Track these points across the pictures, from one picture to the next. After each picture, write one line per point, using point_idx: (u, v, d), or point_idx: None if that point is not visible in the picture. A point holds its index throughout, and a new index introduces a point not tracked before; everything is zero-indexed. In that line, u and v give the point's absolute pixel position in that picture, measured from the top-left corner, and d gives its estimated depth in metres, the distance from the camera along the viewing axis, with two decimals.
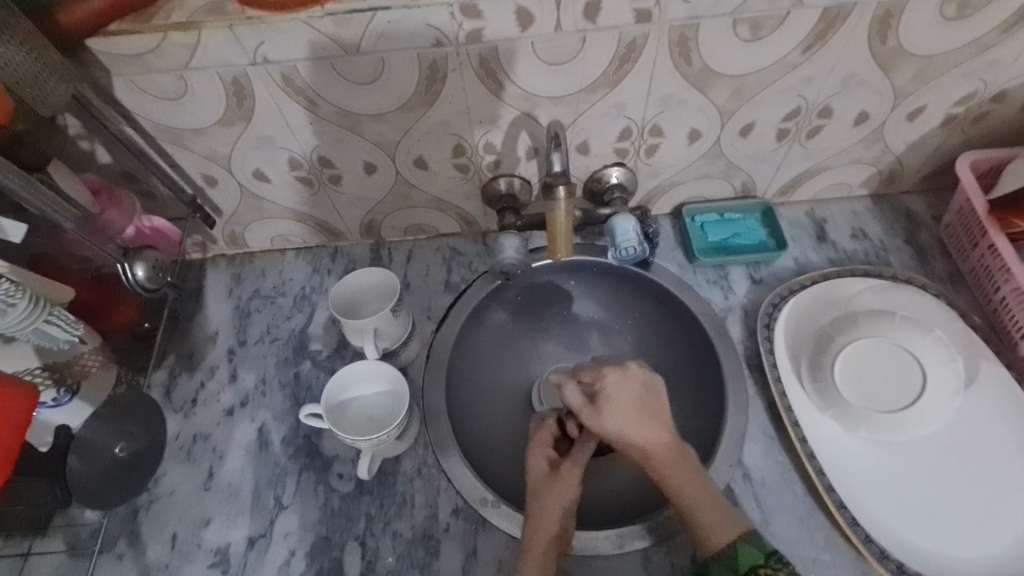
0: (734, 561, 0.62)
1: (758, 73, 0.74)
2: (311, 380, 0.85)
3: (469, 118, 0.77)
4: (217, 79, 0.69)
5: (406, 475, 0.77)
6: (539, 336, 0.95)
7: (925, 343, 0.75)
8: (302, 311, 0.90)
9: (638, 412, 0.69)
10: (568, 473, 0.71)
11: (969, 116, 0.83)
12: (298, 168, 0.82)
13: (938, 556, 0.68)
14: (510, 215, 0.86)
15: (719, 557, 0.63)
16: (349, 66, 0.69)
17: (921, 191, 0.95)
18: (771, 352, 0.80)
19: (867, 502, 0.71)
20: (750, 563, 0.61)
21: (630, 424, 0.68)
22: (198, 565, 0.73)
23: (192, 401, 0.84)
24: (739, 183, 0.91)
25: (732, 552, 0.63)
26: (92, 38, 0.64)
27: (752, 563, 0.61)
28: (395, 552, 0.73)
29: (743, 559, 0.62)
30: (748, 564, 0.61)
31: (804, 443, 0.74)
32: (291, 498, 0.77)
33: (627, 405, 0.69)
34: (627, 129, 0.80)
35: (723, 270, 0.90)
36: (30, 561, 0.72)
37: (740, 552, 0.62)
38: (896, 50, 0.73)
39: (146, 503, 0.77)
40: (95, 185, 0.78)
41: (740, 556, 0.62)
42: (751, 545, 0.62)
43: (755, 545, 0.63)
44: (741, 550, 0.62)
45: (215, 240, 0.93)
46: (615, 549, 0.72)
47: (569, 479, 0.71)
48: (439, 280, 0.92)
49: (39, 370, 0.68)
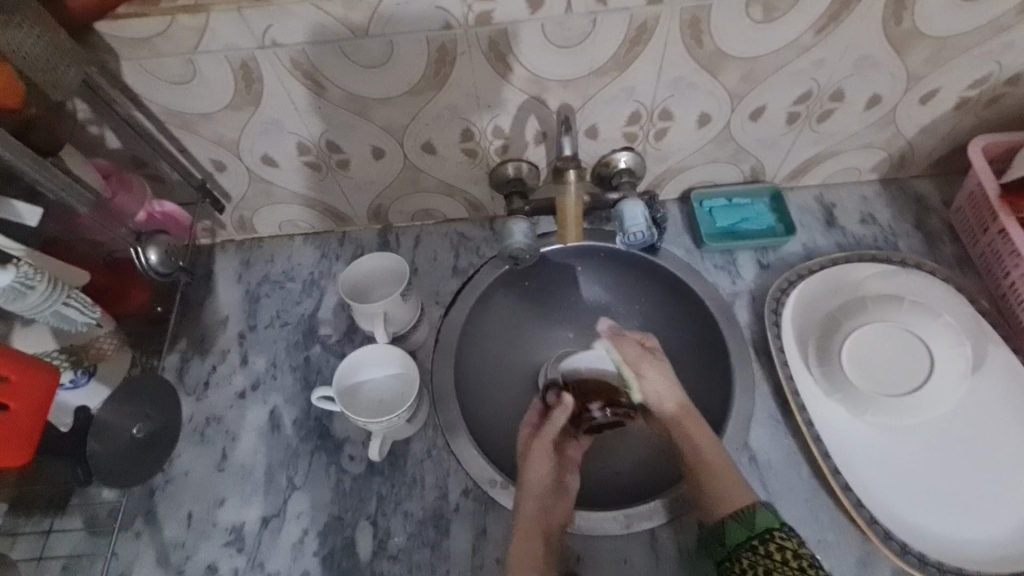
0: (752, 520, 0.64)
1: (769, 55, 0.74)
2: (321, 363, 0.85)
3: (478, 102, 0.76)
4: (226, 63, 0.69)
5: (415, 457, 0.78)
6: (544, 320, 0.95)
7: (933, 327, 0.75)
8: (312, 295, 0.91)
9: (671, 380, 0.76)
10: (541, 443, 0.74)
11: (982, 99, 0.82)
12: (307, 152, 0.82)
13: (940, 537, 0.68)
14: (518, 199, 0.86)
15: (741, 519, 0.64)
16: (358, 49, 0.68)
17: (932, 176, 0.94)
18: (778, 336, 0.80)
19: (872, 484, 0.72)
20: (765, 525, 0.63)
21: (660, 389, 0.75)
22: (214, 543, 0.74)
23: (205, 383, 0.84)
24: (748, 167, 0.91)
25: (751, 514, 0.64)
26: (100, 21, 0.64)
27: (767, 525, 0.63)
28: (406, 531, 0.74)
29: (760, 522, 0.63)
30: (764, 525, 0.63)
31: (811, 426, 0.75)
32: (303, 478, 0.77)
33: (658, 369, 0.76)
34: (637, 113, 0.80)
35: (730, 255, 0.90)
36: (51, 540, 0.71)
37: (758, 515, 0.64)
38: (910, 31, 0.73)
39: (162, 483, 0.78)
40: (105, 170, 0.78)
41: (757, 519, 0.64)
42: (767, 510, 0.64)
43: (771, 511, 0.64)
44: (758, 511, 0.64)
45: (224, 225, 0.94)
46: (622, 529, 0.72)
47: (543, 449, 0.74)
48: (446, 265, 0.92)
49: (57, 352, 0.70)
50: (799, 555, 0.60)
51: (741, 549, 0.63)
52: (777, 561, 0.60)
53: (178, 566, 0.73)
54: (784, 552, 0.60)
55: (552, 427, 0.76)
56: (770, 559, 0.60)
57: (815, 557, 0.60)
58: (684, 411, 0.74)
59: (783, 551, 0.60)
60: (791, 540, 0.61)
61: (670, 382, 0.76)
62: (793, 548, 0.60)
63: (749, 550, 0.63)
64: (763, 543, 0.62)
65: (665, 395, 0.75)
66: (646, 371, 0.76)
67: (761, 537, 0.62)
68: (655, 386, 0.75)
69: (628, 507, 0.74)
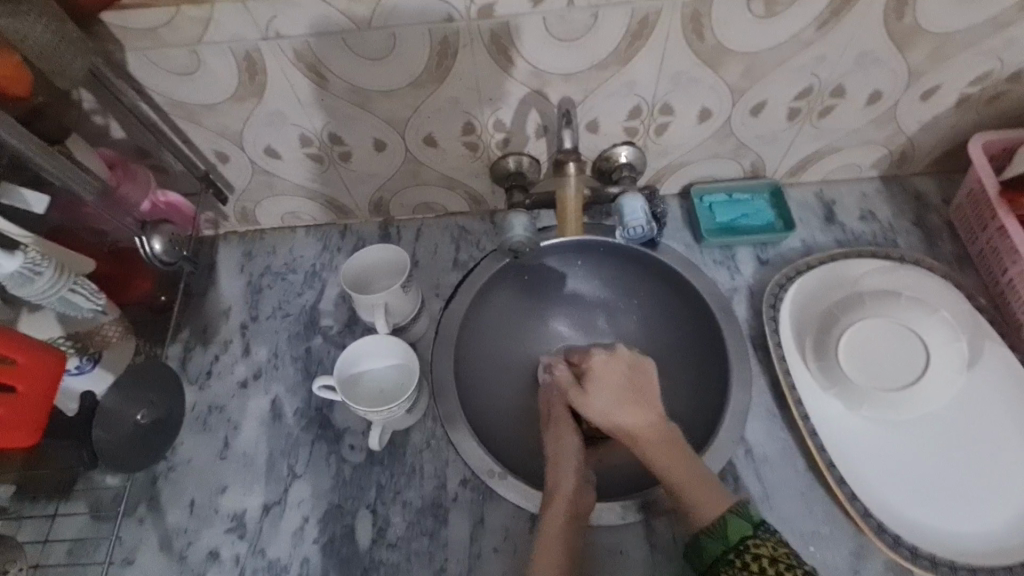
0: (725, 532, 0.64)
1: (770, 50, 0.74)
2: (322, 354, 0.86)
3: (480, 95, 0.77)
4: (230, 54, 0.70)
5: (415, 447, 0.79)
6: (544, 315, 0.95)
7: (929, 322, 0.75)
8: (313, 287, 0.92)
9: (621, 397, 0.76)
10: (563, 431, 0.78)
11: (984, 97, 0.83)
12: (309, 145, 0.83)
13: (934, 530, 0.69)
14: (519, 193, 0.87)
15: (713, 533, 0.64)
16: (361, 41, 0.69)
17: (932, 173, 0.95)
18: (776, 331, 0.81)
19: (867, 478, 0.72)
20: (739, 534, 0.63)
21: (613, 409, 0.75)
22: (216, 529, 0.75)
23: (207, 373, 0.85)
24: (749, 163, 0.91)
25: (722, 526, 0.64)
26: (106, 11, 0.65)
27: (741, 534, 0.63)
28: (406, 520, 0.75)
29: (733, 531, 0.63)
30: (738, 534, 0.63)
31: (806, 420, 0.75)
32: (304, 467, 0.78)
33: (603, 391, 0.77)
34: (637, 108, 0.80)
35: (729, 250, 0.90)
36: (56, 524, 0.74)
37: (730, 525, 0.64)
38: (912, 27, 0.73)
39: (165, 470, 0.79)
40: (111, 160, 0.79)
41: (731, 528, 0.64)
42: (740, 517, 0.64)
43: (744, 518, 0.64)
44: (731, 520, 0.64)
45: (226, 217, 0.94)
46: (619, 520, 0.73)
47: (565, 434, 0.78)
48: (447, 258, 0.93)
49: (63, 338, 0.71)
50: (775, 560, 0.59)
51: (719, 562, 0.63)
52: (756, 571, 0.59)
53: (181, 553, 0.74)
54: (759, 559, 0.60)
55: (562, 411, 0.80)
56: (747, 569, 0.60)
57: (790, 560, 0.59)
58: (632, 427, 0.74)
59: (758, 560, 0.60)
60: (766, 546, 0.61)
61: (614, 396, 0.76)
62: (767, 555, 0.60)
63: (727, 562, 0.62)
64: (739, 554, 0.61)
65: (604, 414, 0.76)
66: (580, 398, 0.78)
67: (736, 548, 0.62)
68: (601, 406, 0.76)
69: (625, 498, 0.75)
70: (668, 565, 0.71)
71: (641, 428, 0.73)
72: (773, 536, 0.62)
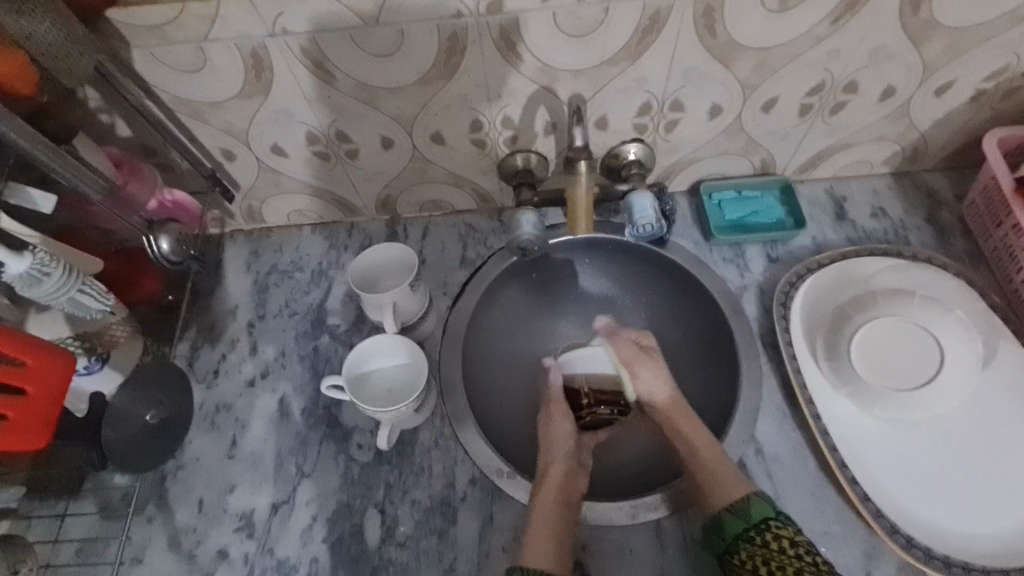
0: (748, 512, 0.64)
1: (783, 45, 0.73)
2: (329, 353, 0.86)
3: (488, 91, 0.76)
4: (237, 51, 0.69)
5: (424, 446, 0.79)
6: (551, 311, 0.95)
7: (943, 322, 0.74)
8: (320, 285, 0.91)
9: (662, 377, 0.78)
10: (550, 416, 0.80)
11: (999, 92, 0.82)
12: (316, 142, 0.82)
13: (946, 531, 0.68)
14: (526, 190, 0.86)
15: (736, 511, 0.65)
16: (368, 38, 0.68)
17: (944, 169, 0.94)
18: (787, 330, 0.80)
19: (879, 478, 0.72)
20: (761, 515, 0.64)
21: (652, 388, 0.78)
22: (225, 528, 0.75)
23: (214, 371, 0.85)
24: (759, 160, 0.90)
25: (745, 505, 0.65)
26: (113, 9, 0.64)
27: (763, 516, 0.64)
28: (414, 519, 0.74)
29: (756, 513, 0.64)
30: (760, 515, 0.64)
31: (818, 420, 0.74)
32: (311, 466, 0.78)
33: (653, 368, 0.79)
34: (647, 104, 0.80)
35: (738, 248, 0.89)
36: (65, 524, 0.74)
37: (753, 505, 0.64)
38: (928, 21, 0.72)
39: (173, 469, 0.79)
40: (117, 158, 0.78)
41: (753, 508, 0.64)
42: (762, 499, 0.65)
43: (765, 500, 0.65)
44: (753, 502, 0.65)
45: (233, 215, 0.94)
46: (628, 520, 0.73)
47: (558, 421, 0.79)
48: (454, 256, 0.92)
49: (71, 339, 0.70)
50: (796, 543, 0.61)
51: (739, 540, 0.63)
52: (775, 552, 0.61)
53: (190, 551, 0.74)
54: (779, 541, 0.61)
55: (555, 395, 0.82)
56: (769, 549, 0.61)
57: (808, 544, 0.61)
58: (670, 406, 0.76)
59: (780, 541, 0.61)
60: (787, 528, 0.62)
61: (657, 378, 0.78)
62: (789, 537, 0.61)
63: (747, 541, 0.63)
64: (760, 533, 0.63)
65: (656, 389, 0.77)
66: (642, 367, 0.79)
67: (758, 527, 0.63)
68: (649, 384, 0.78)
69: (634, 498, 0.74)
70: (678, 566, 0.70)
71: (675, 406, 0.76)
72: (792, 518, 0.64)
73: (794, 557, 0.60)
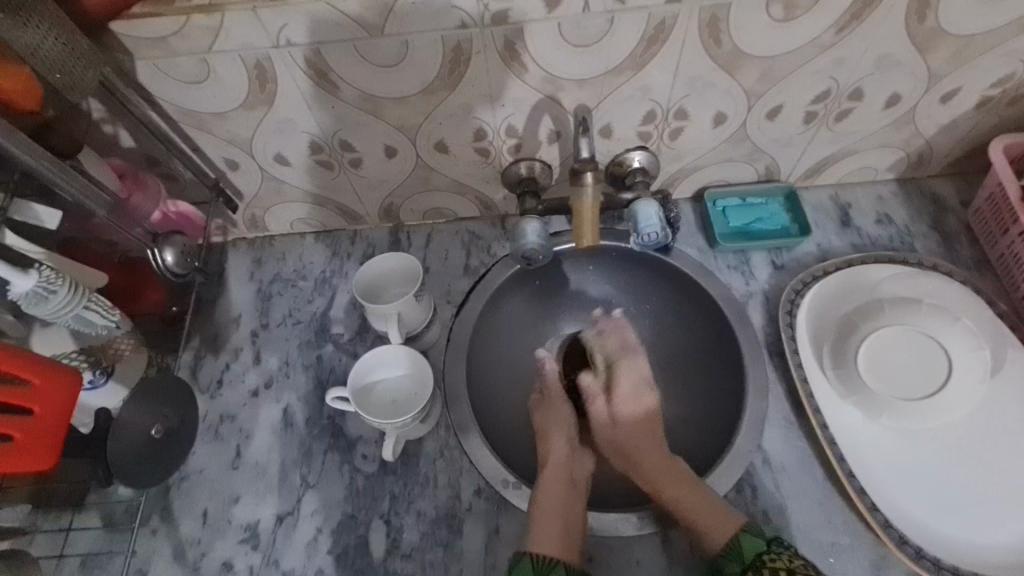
0: (740, 552, 0.64)
1: (788, 54, 0.73)
2: (333, 362, 0.85)
3: (492, 101, 0.76)
4: (240, 63, 0.69)
5: (428, 457, 0.78)
6: (555, 319, 0.95)
7: (952, 332, 0.74)
8: (323, 294, 0.91)
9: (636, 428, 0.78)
10: (547, 401, 0.83)
11: (1005, 98, 0.81)
12: (319, 151, 0.82)
13: (953, 541, 0.68)
14: (531, 199, 0.85)
15: (728, 554, 0.64)
16: (372, 49, 0.68)
17: (948, 175, 0.93)
18: (793, 338, 0.80)
19: (885, 488, 0.72)
20: (754, 552, 0.63)
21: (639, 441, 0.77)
22: (229, 540, 0.75)
23: (218, 381, 0.85)
24: (763, 166, 0.90)
25: (736, 543, 0.64)
26: (116, 21, 0.64)
27: (756, 551, 0.63)
28: (420, 530, 0.74)
29: (748, 549, 0.64)
30: (752, 552, 0.63)
31: (825, 430, 0.74)
32: (316, 477, 0.78)
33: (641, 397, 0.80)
34: (652, 113, 0.79)
35: (743, 255, 0.89)
36: (71, 536, 0.74)
37: (743, 543, 0.64)
38: (934, 29, 0.72)
39: (177, 480, 0.78)
40: (121, 169, 0.79)
41: (745, 547, 0.64)
42: (752, 535, 0.65)
43: (755, 534, 0.65)
44: (743, 540, 0.64)
45: (236, 223, 0.93)
46: (635, 531, 0.72)
47: (557, 404, 0.82)
48: (457, 263, 0.92)
49: (76, 353, 0.70)
50: (793, 570, 0.60)
51: None
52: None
53: (194, 564, 0.74)
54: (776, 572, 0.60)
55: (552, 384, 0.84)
56: None
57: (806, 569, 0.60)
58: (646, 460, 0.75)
59: (777, 573, 0.60)
60: (782, 558, 0.61)
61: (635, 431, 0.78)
62: (784, 565, 0.60)
63: None
64: (756, 570, 0.62)
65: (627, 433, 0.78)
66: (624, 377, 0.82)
67: (753, 565, 0.62)
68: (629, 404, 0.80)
69: (641, 509, 0.74)
70: None
71: (664, 467, 0.74)
72: (787, 548, 0.63)
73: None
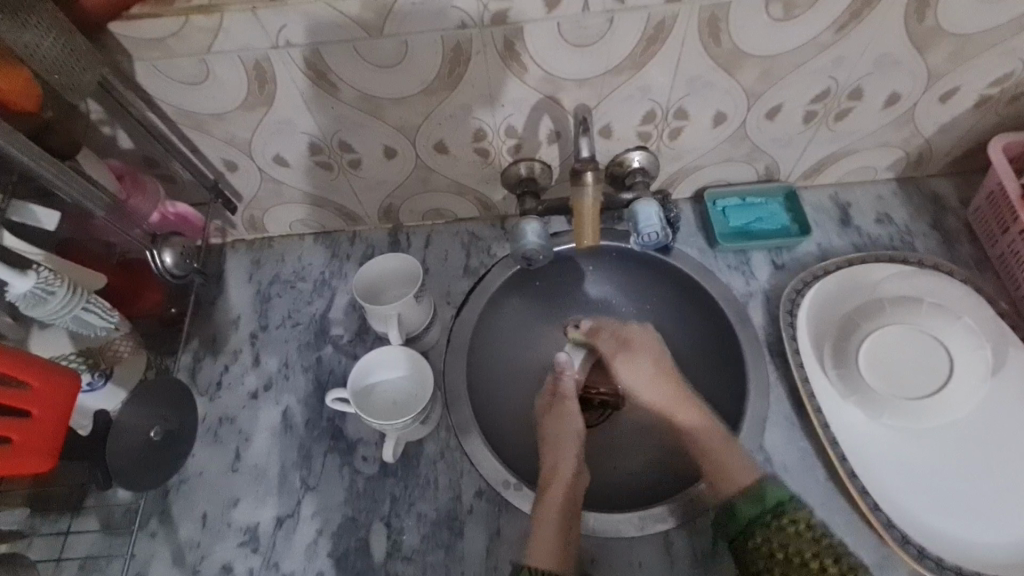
0: (762, 497, 0.67)
1: (788, 53, 0.73)
2: (332, 364, 0.85)
3: (491, 101, 0.76)
4: (239, 63, 0.69)
5: (429, 458, 0.78)
6: (554, 319, 0.95)
7: (953, 330, 0.73)
8: (322, 295, 0.91)
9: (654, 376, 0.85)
10: (560, 414, 0.83)
11: (1004, 97, 0.81)
12: (318, 152, 0.82)
13: (954, 541, 0.68)
14: (531, 200, 0.85)
15: (749, 497, 0.68)
16: (371, 49, 0.68)
17: (948, 174, 0.93)
18: (794, 337, 0.80)
19: (886, 488, 0.71)
20: (775, 499, 0.67)
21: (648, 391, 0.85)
22: (229, 543, 0.74)
23: (217, 383, 0.84)
24: (763, 166, 0.90)
25: (759, 490, 0.68)
26: (114, 22, 0.64)
27: (778, 498, 0.67)
28: (420, 532, 0.74)
29: (770, 496, 0.67)
30: (775, 500, 0.67)
31: (827, 429, 0.74)
32: (316, 479, 0.77)
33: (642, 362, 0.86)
34: (652, 112, 0.79)
35: (743, 255, 0.89)
36: (69, 539, 0.73)
37: (767, 489, 0.68)
38: (934, 28, 0.72)
39: (176, 483, 0.78)
40: (118, 170, 0.79)
41: (767, 492, 0.68)
42: (777, 484, 0.68)
43: (778, 483, 0.68)
44: (767, 487, 0.68)
45: (235, 224, 0.93)
46: (637, 532, 0.72)
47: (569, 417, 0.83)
48: (457, 263, 0.91)
49: (74, 355, 0.69)
50: (813, 526, 0.64)
51: (754, 524, 0.66)
52: (796, 535, 0.63)
53: (194, 566, 0.73)
54: (799, 525, 0.64)
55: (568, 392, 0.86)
56: (786, 531, 0.64)
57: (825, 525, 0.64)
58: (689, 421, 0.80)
59: (798, 526, 0.64)
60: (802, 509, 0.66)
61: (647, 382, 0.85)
62: (806, 520, 0.64)
63: (762, 525, 0.66)
64: (775, 518, 0.65)
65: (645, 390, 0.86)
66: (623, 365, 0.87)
67: (773, 511, 0.66)
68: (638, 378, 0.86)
69: (643, 509, 0.73)
70: None
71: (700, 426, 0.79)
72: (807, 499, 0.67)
73: (815, 540, 0.63)
